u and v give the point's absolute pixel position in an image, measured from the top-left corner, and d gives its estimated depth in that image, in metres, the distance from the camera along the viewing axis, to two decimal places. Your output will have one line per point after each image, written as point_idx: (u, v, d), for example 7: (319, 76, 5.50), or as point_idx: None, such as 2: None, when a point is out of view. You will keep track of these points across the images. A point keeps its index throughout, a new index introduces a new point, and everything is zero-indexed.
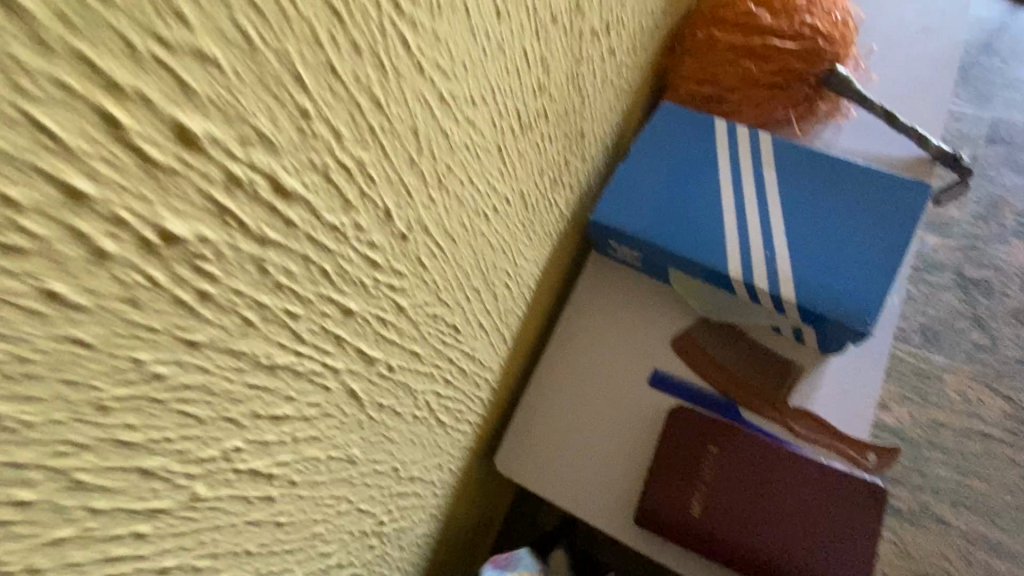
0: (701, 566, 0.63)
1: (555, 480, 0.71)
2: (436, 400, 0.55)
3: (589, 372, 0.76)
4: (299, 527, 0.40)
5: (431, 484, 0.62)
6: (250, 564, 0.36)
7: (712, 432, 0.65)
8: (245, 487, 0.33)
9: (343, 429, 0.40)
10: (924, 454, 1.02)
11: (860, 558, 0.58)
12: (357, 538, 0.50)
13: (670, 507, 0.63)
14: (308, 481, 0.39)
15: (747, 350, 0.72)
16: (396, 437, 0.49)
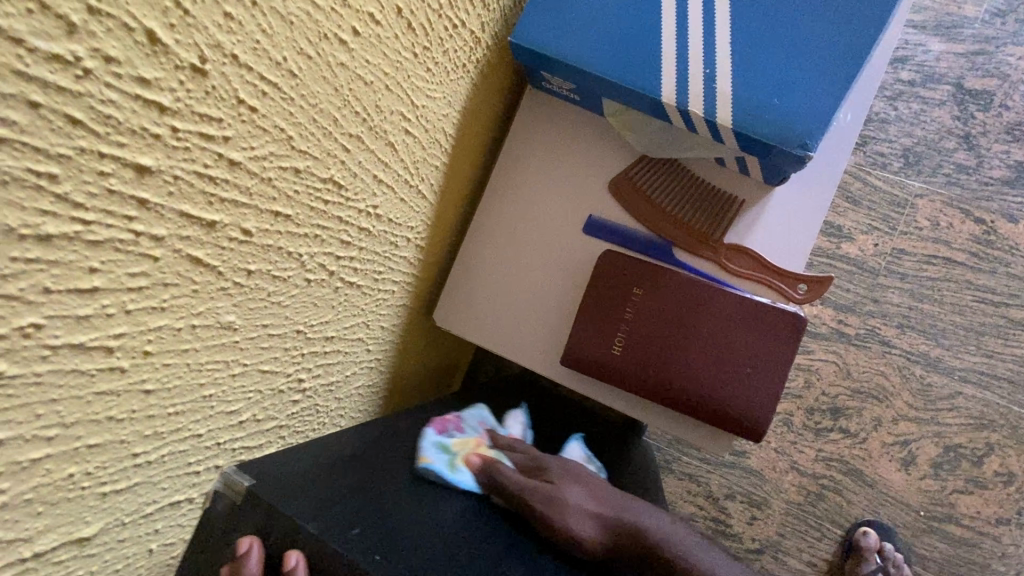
0: (624, 399, 0.66)
1: (490, 330, 0.71)
2: (335, 262, 0.53)
3: (523, 223, 0.71)
4: (180, 393, 0.40)
5: (357, 341, 0.64)
6: (125, 428, 0.37)
7: (638, 273, 0.63)
8: (72, 361, 0.32)
9: (200, 296, 0.39)
10: (880, 281, 1.03)
11: (771, 386, 0.59)
12: (271, 394, 0.51)
13: (593, 348, 0.64)
14: (171, 349, 0.38)
15: (687, 188, 0.67)
16: (285, 301, 0.48)
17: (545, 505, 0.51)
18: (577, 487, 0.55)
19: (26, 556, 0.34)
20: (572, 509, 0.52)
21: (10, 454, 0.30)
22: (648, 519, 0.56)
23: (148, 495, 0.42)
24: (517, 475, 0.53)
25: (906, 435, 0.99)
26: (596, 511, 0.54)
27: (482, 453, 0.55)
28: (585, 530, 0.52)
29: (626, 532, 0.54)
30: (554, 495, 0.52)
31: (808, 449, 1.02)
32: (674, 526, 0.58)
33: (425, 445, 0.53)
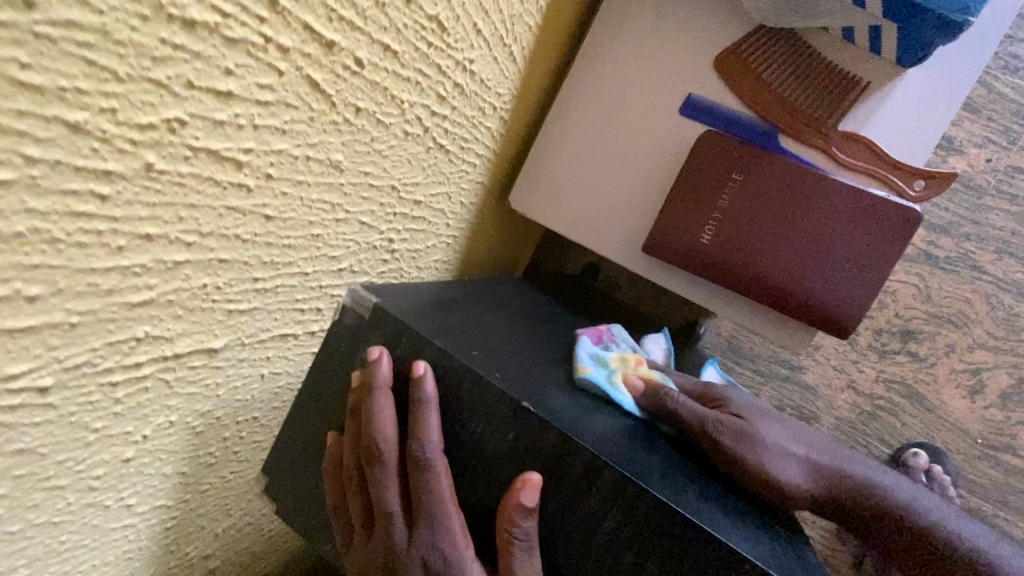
0: (703, 291, 0.64)
1: (568, 214, 0.70)
2: (431, 118, 0.51)
3: (614, 100, 0.67)
4: (293, 226, 0.41)
5: (440, 212, 0.63)
6: (248, 252, 0.38)
7: (738, 157, 0.59)
8: (206, 168, 0.32)
9: (316, 126, 0.38)
10: (985, 201, 0.95)
11: (870, 284, 0.56)
12: (367, 249, 0.52)
13: (680, 234, 0.62)
14: (288, 178, 0.38)
15: (803, 66, 0.61)
16: (386, 151, 0.47)
17: (735, 440, 0.42)
18: (773, 429, 0.45)
19: (168, 355, 0.37)
20: (771, 449, 0.43)
21: (157, 252, 0.32)
22: (856, 467, 0.47)
23: (263, 323, 0.44)
24: (698, 407, 0.43)
25: (979, 363, 0.95)
26: (799, 449, 0.45)
27: (646, 375, 0.47)
28: (794, 477, 0.43)
29: (838, 477, 0.46)
30: (749, 433, 0.43)
31: (870, 370, 0.99)
32: (883, 473, 0.49)
33: (581, 356, 0.46)
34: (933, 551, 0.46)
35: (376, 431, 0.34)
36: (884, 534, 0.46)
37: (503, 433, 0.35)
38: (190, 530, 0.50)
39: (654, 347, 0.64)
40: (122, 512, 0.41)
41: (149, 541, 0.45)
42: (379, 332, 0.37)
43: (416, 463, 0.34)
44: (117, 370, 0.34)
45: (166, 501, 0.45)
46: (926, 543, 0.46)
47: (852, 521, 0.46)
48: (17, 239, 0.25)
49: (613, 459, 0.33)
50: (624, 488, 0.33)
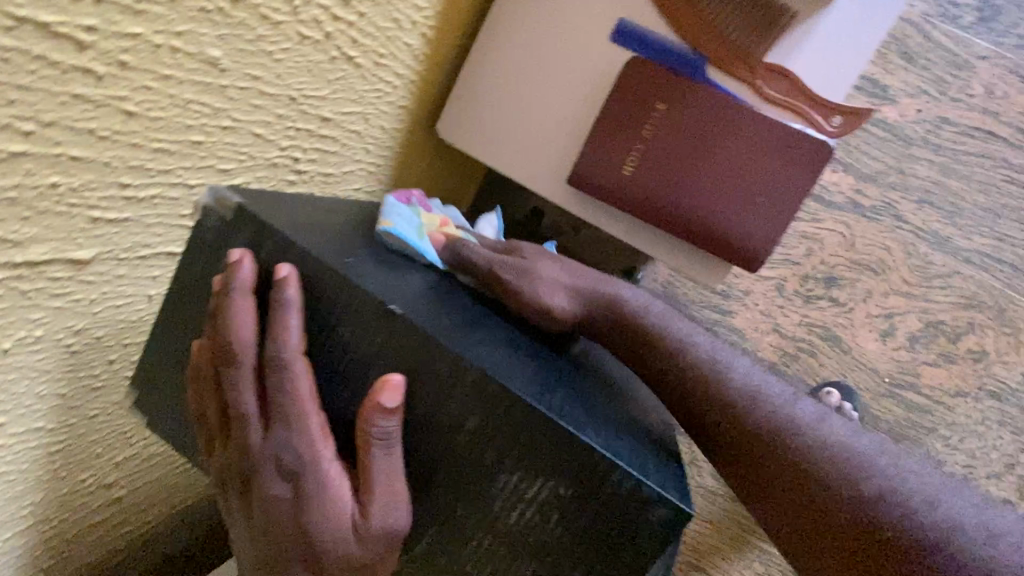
0: (626, 226, 0.64)
1: (495, 145, 0.68)
2: (332, 22, 0.47)
3: (544, 23, 0.64)
4: (165, 129, 0.38)
5: (356, 134, 0.60)
6: (107, 151, 0.35)
7: (661, 86, 0.58)
8: (36, 44, 0.29)
9: (179, 10, 0.34)
10: (911, 151, 0.98)
11: (780, 216, 0.58)
12: (266, 167, 0.49)
13: (602, 166, 0.61)
14: (152, 70, 0.35)
15: None
16: (277, 53, 0.43)
17: (517, 278, 0.48)
18: (562, 271, 0.52)
19: (21, 261, 0.34)
20: (549, 285, 0.50)
21: None
22: (659, 317, 0.53)
23: (142, 236, 0.41)
24: (491, 254, 0.49)
25: (892, 308, 1.01)
26: (586, 291, 0.53)
27: (450, 233, 0.50)
28: (567, 308, 0.50)
29: (631, 321, 0.52)
30: (532, 271, 0.49)
31: (794, 314, 1.04)
32: (699, 335, 0.53)
33: (388, 210, 0.47)
34: (731, 403, 0.47)
35: (231, 331, 0.35)
36: (680, 384, 0.49)
37: (373, 334, 0.36)
38: (83, 457, 0.48)
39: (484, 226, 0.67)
40: None
41: (32, 464, 0.43)
42: (246, 232, 0.37)
43: (275, 364, 0.34)
44: None
45: (48, 423, 0.43)
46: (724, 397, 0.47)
47: (647, 367, 0.51)
48: None
49: (478, 360, 0.35)
50: (486, 386, 0.34)
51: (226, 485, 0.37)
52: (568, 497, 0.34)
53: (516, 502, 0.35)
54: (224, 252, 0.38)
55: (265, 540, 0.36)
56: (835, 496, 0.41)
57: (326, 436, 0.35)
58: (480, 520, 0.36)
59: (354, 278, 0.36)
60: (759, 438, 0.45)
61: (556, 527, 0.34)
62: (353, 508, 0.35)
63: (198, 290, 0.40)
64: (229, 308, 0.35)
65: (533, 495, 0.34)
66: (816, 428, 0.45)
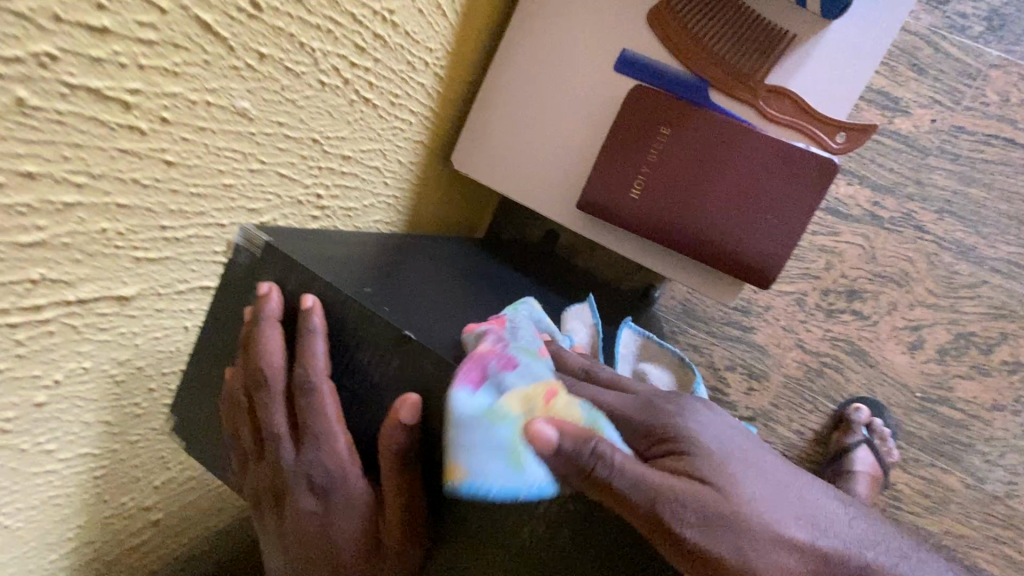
0: (637, 247, 0.66)
1: (506, 173, 0.70)
2: (350, 69, 0.51)
3: (550, 57, 0.67)
4: (200, 174, 0.42)
5: (374, 169, 0.63)
6: (149, 198, 0.39)
7: (665, 111, 0.60)
8: (90, 107, 0.32)
9: (212, 70, 0.38)
10: (928, 161, 0.97)
11: (788, 233, 0.58)
12: (291, 204, 0.53)
13: (610, 190, 0.62)
14: (188, 123, 0.39)
15: (734, 20, 0.62)
16: (300, 101, 0.47)
17: (699, 525, 0.33)
18: (759, 488, 0.35)
19: (73, 300, 0.37)
20: (755, 535, 0.34)
21: (44, 192, 0.32)
22: (877, 553, 0.37)
23: (179, 273, 0.45)
24: (650, 476, 0.33)
25: (919, 320, 0.99)
26: (801, 535, 0.35)
27: (561, 421, 0.34)
28: (784, 570, 0.34)
29: (839, 562, 0.36)
30: (725, 515, 0.33)
31: (817, 329, 1.02)
32: (917, 569, 0.37)
33: (468, 434, 0.33)
34: None
35: (262, 357, 0.38)
36: None
37: (391, 357, 0.38)
38: (124, 481, 0.51)
39: (575, 324, 0.56)
40: (42, 458, 0.41)
41: (78, 489, 0.46)
42: (273, 266, 0.40)
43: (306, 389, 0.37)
44: (14, 311, 0.34)
45: (93, 450, 0.46)
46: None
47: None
48: None
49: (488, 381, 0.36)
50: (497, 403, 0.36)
51: (260, 500, 0.40)
52: (576, 510, 0.36)
53: (525, 516, 0.37)
54: (252, 285, 0.41)
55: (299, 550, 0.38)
56: None
57: (351, 453, 0.38)
58: (492, 532, 0.37)
59: (378, 303, 0.39)
60: None
61: (565, 539, 0.36)
62: (377, 521, 0.37)
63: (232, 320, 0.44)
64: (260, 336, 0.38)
65: (540, 509, 0.36)
66: None
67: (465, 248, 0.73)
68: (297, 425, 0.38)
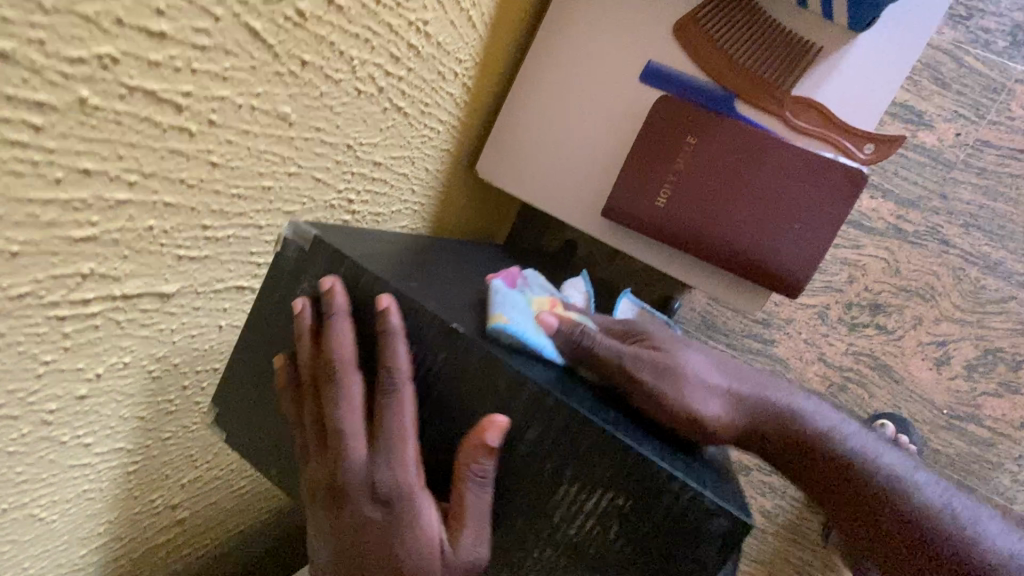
0: (662, 255, 0.66)
1: (532, 181, 0.71)
2: (385, 77, 0.52)
3: (578, 69, 0.69)
4: (242, 176, 0.43)
5: (402, 175, 0.64)
6: (194, 198, 0.40)
7: (693, 122, 0.61)
8: (146, 109, 0.33)
9: (258, 75, 0.39)
10: (953, 175, 0.96)
11: (815, 243, 0.58)
12: (324, 208, 0.54)
13: (637, 199, 0.63)
14: (233, 126, 0.40)
15: (760, 32, 0.62)
16: (336, 107, 0.48)
17: (652, 375, 0.41)
18: (693, 356, 0.45)
19: (118, 295, 0.38)
20: (692, 382, 0.43)
21: (98, 188, 0.33)
22: (782, 398, 0.47)
23: (217, 272, 0.46)
24: (614, 342, 0.42)
25: (945, 335, 0.97)
26: (725, 385, 0.45)
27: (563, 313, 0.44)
28: (715, 412, 0.43)
29: (752, 402, 0.46)
30: (669, 367, 0.42)
31: (839, 343, 1.01)
32: (811, 405, 0.48)
33: (499, 299, 0.41)
34: (845, 466, 0.45)
35: (335, 350, 0.37)
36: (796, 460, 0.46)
37: (435, 352, 0.38)
38: (154, 479, 0.52)
39: (572, 291, 0.60)
40: (79, 451, 0.42)
41: (111, 484, 0.47)
42: (319, 263, 0.40)
43: (383, 387, 0.37)
44: (64, 305, 0.35)
45: (128, 445, 0.46)
46: (873, 492, 0.44)
47: (774, 453, 0.46)
48: None
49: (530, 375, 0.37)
50: (543, 400, 0.36)
51: (314, 496, 0.38)
52: (626, 507, 0.35)
53: (577, 515, 0.36)
54: (296, 280, 0.41)
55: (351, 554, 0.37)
56: (917, 532, 0.44)
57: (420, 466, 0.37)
58: (544, 532, 0.37)
59: (425, 299, 0.39)
60: (899, 520, 0.44)
61: (617, 538, 0.36)
62: (441, 536, 0.36)
63: (268, 318, 0.44)
64: (334, 329, 0.38)
65: (592, 506, 0.36)
66: (869, 453, 0.46)
67: (489, 255, 0.74)
68: (367, 426, 0.37)
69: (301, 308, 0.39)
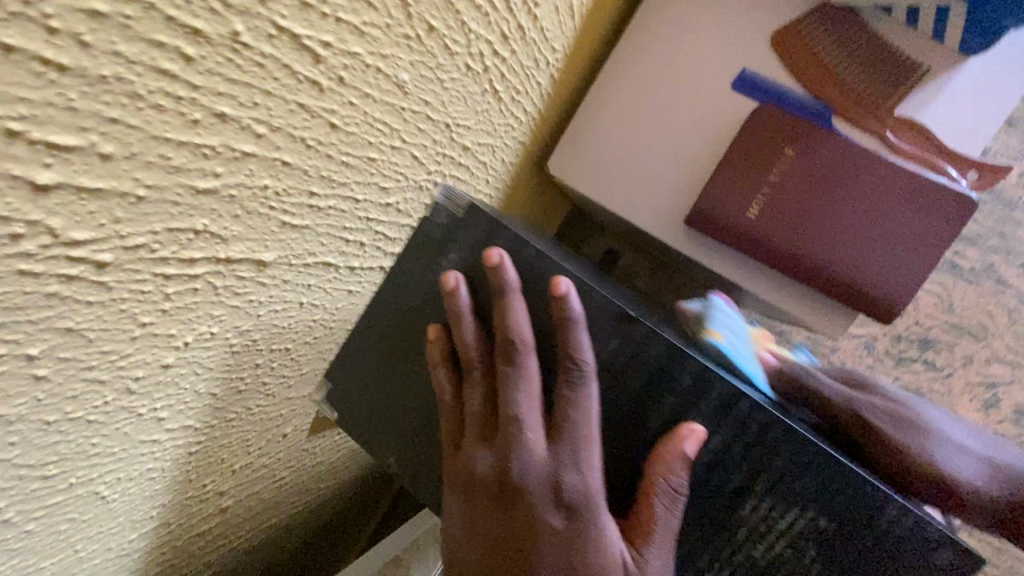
0: (744, 269, 0.64)
1: (608, 182, 0.69)
2: (492, 57, 0.50)
3: (667, 70, 0.67)
4: (353, 144, 0.40)
5: (482, 164, 0.62)
6: (309, 160, 0.37)
7: (792, 133, 0.59)
8: (289, 55, 0.30)
9: (390, 35, 0.36)
10: (1013, 215, 0.95)
11: (916, 268, 0.57)
12: (413, 188, 0.51)
13: (728, 208, 0.61)
14: (357, 88, 0.37)
15: (866, 48, 0.61)
16: (447, 82, 0.46)
17: (887, 424, 0.44)
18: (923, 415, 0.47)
19: (221, 258, 0.35)
20: (929, 438, 0.44)
21: (228, 137, 0.30)
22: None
23: (311, 244, 0.42)
24: (839, 388, 0.47)
25: (995, 377, 0.95)
26: (966, 449, 0.45)
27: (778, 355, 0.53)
28: (956, 469, 0.43)
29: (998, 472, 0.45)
30: (900, 417, 0.45)
31: (885, 376, 0.98)
32: None
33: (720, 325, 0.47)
34: None
35: (515, 330, 0.39)
36: None
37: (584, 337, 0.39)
38: (210, 462, 0.48)
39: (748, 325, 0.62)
40: (151, 426, 0.39)
41: (172, 464, 0.43)
42: (473, 232, 0.41)
43: (570, 376, 0.38)
44: (171, 262, 0.32)
45: (196, 424, 0.43)
46: None
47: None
48: (104, 84, 0.23)
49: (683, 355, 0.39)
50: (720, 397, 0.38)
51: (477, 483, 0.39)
52: (822, 525, 0.39)
53: (764, 534, 0.40)
54: (441, 249, 0.42)
55: (518, 550, 0.37)
56: None
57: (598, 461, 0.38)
58: (723, 538, 0.40)
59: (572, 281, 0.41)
60: None
61: (811, 561, 0.39)
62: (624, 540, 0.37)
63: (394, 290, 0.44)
64: (509, 306, 0.39)
65: (785, 527, 0.39)
66: None
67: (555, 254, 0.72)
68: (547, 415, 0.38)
69: (459, 283, 0.40)
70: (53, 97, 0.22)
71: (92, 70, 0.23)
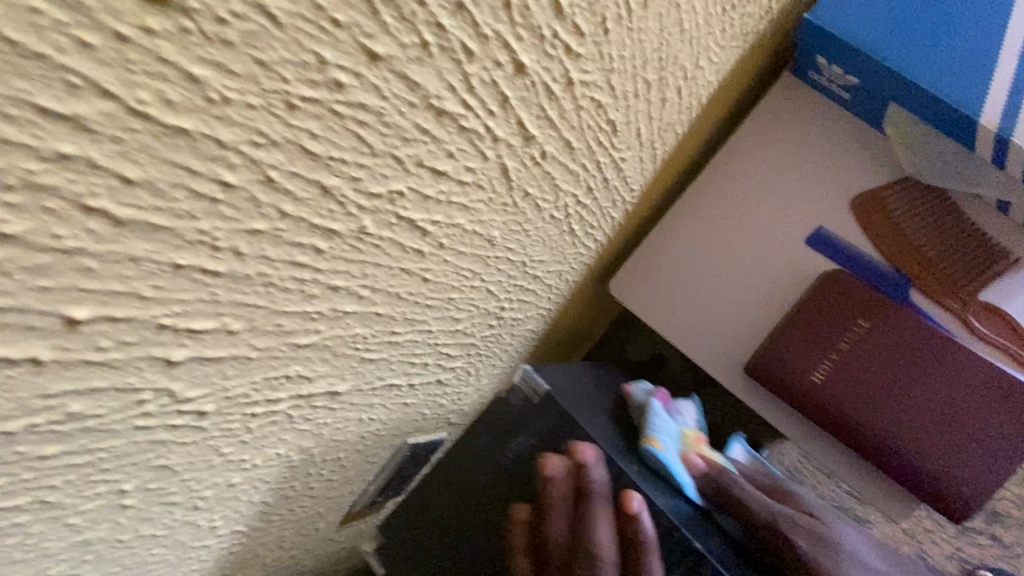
0: (802, 428, 0.61)
1: (668, 313, 0.68)
2: (576, 205, 0.52)
3: (741, 215, 0.67)
4: (438, 289, 0.42)
5: (548, 288, 0.64)
6: (397, 307, 0.39)
7: (868, 305, 0.58)
8: (402, 235, 0.33)
9: (491, 205, 0.39)
10: None
11: (993, 471, 0.53)
12: (481, 314, 0.53)
13: (791, 367, 0.59)
14: (453, 248, 0.39)
15: (949, 226, 0.59)
16: (531, 231, 0.48)
17: (807, 539, 0.47)
18: (856, 540, 0.49)
19: (304, 392, 0.37)
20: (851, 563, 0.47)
21: (336, 301, 0.33)
22: None
23: (383, 371, 0.44)
24: (766, 501, 0.49)
25: None
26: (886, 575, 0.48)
27: (707, 457, 0.54)
28: None
29: None
30: (819, 532, 0.48)
31: (947, 544, 0.90)
32: None
33: (659, 427, 0.54)
34: None
35: (604, 551, 0.43)
36: None
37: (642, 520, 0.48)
38: (246, 557, 0.49)
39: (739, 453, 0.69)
40: (206, 533, 0.40)
41: (212, 563, 0.44)
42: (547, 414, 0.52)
43: None
44: (260, 403, 0.34)
45: (243, 527, 0.44)
46: None
47: None
48: (246, 280, 0.26)
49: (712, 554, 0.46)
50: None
51: None
52: None
53: None
54: (512, 427, 0.53)
55: None
56: None
57: None
58: None
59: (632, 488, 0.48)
60: None
61: None
62: None
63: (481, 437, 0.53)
64: (598, 526, 0.44)
65: None
66: None
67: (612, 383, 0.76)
68: None
69: (557, 471, 0.48)
70: (203, 295, 0.25)
71: (240, 271, 0.25)
